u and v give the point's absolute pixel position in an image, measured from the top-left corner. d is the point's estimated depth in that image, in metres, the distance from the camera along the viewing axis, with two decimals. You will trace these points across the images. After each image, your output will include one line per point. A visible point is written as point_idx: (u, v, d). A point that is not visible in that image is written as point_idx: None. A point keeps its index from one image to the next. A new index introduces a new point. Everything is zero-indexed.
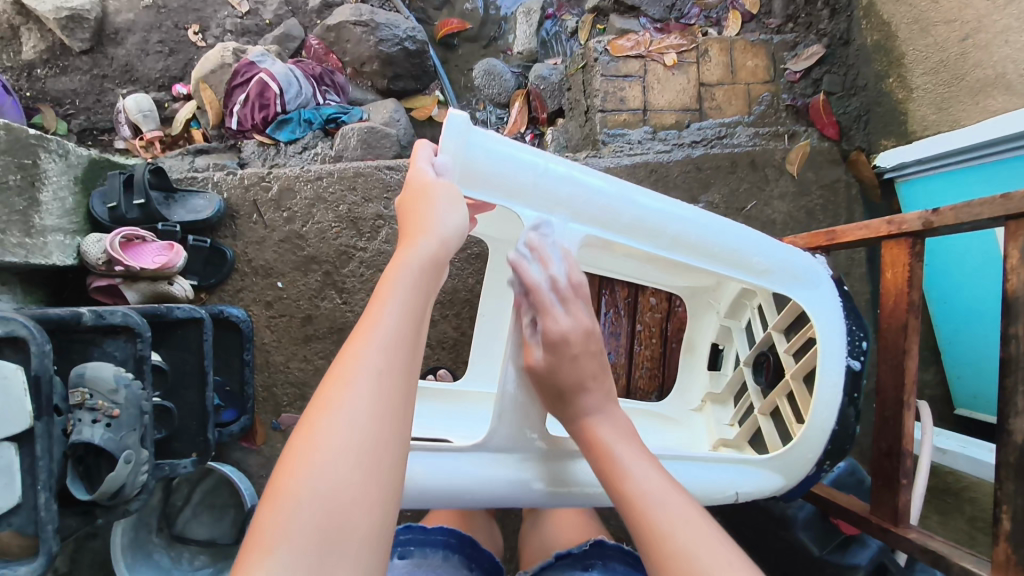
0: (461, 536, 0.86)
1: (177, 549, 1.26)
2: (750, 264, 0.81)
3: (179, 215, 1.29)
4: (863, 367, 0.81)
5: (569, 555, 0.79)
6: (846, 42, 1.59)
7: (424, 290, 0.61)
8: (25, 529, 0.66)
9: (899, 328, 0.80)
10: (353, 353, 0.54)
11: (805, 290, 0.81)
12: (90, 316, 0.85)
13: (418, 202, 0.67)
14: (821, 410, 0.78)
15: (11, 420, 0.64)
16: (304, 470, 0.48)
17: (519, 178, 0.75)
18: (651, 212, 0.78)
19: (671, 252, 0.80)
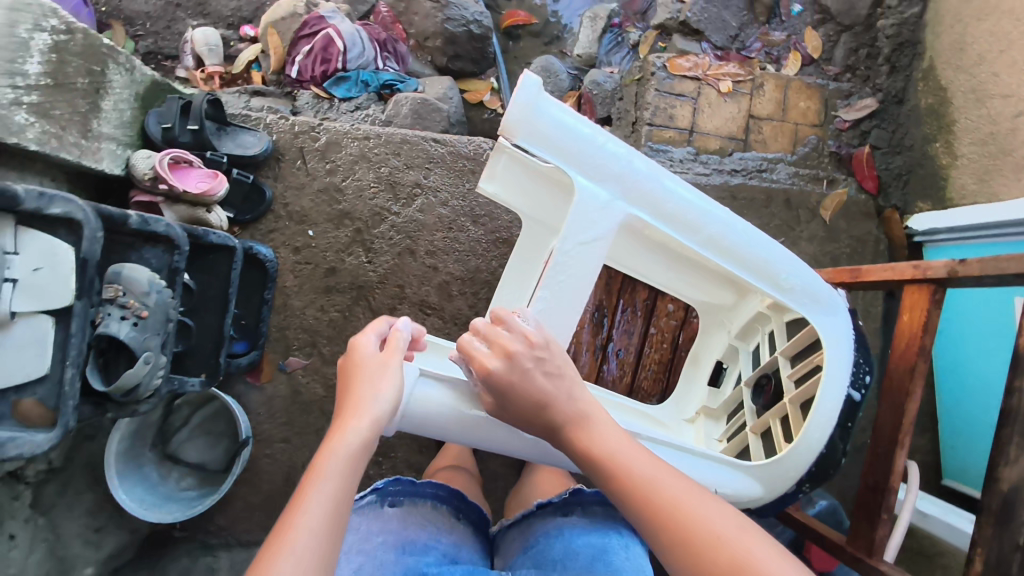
0: (450, 489, 0.91)
1: (165, 467, 1.30)
2: (778, 280, 0.82)
3: (228, 147, 1.33)
4: (861, 398, 0.82)
5: (551, 504, 0.88)
6: (900, 101, 1.62)
7: (352, 463, 0.66)
8: (47, 401, 0.71)
9: (907, 370, 0.82)
10: (285, 532, 0.59)
11: (823, 315, 0.82)
12: (136, 221, 0.86)
13: (353, 376, 0.75)
14: (814, 432, 0.80)
15: (54, 294, 0.69)
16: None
17: (577, 146, 0.77)
18: (694, 207, 0.81)
19: (704, 250, 0.82)
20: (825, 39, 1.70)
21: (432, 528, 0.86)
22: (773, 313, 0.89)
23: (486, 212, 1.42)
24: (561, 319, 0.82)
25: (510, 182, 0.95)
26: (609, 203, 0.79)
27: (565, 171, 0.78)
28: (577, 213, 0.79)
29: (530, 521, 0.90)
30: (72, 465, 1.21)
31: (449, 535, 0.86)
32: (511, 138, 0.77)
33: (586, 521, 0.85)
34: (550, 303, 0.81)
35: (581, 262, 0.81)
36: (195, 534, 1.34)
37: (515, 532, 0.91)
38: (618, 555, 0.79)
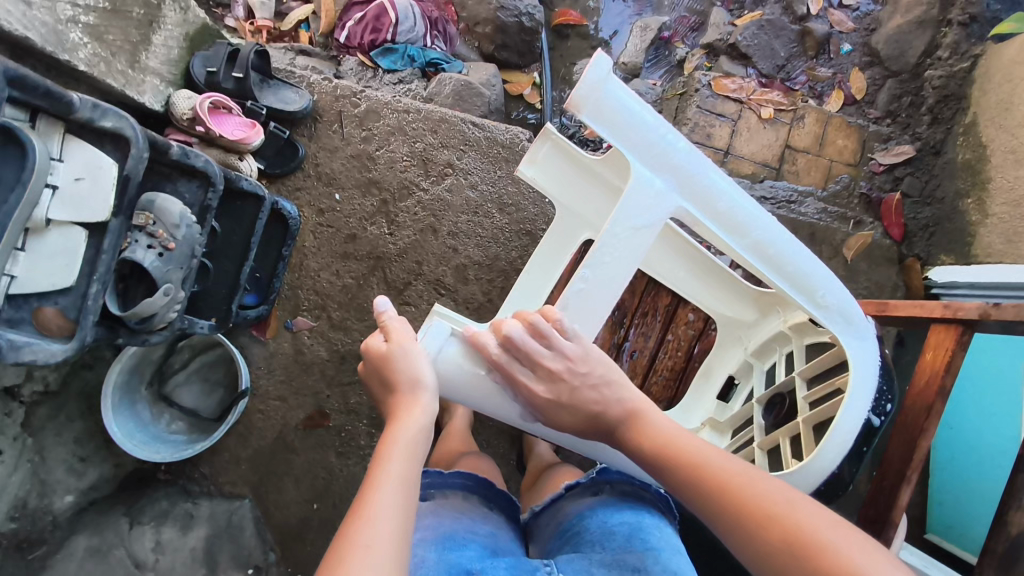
0: (478, 479, 0.91)
1: (158, 408, 1.29)
2: (817, 294, 0.81)
3: (268, 100, 1.31)
4: (879, 425, 0.82)
5: (579, 486, 0.90)
6: (937, 152, 1.62)
7: (417, 445, 0.67)
8: (67, 312, 0.72)
9: (924, 408, 0.88)
10: (364, 504, 0.59)
11: (853, 337, 0.81)
12: (177, 152, 0.86)
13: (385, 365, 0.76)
14: (831, 450, 0.79)
15: (92, 208, 0.70)
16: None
17: (641, 131, 0.77)
18: (744, 209, 0.80)
19: (749, 255, 0.81)
20: (870, 81, 1.70)
21: (467, 518, 0.85)
22: (794, 335, 0.91)
23: (513, 202, 1.42)
24: (600, 300, 0.81)
25: (551, 172, 0.95)
26: (664, 192, 0.79)
27: (624, 154, 0.77)
28: (631, 196, 0.78)
29: (559, 505, 0.91)
30: (67, 392, 1.20)
31: (486, 524, 0.86)
32: (576, 112, 0.75)
33: (615, 498, 0.86)
34: (589, 281, 0.80)
35: (627, 246, 0.80)
36: (178, 479, 1.33)
37: (549, 516, 0.92)
38: (652, 535, 0.79)
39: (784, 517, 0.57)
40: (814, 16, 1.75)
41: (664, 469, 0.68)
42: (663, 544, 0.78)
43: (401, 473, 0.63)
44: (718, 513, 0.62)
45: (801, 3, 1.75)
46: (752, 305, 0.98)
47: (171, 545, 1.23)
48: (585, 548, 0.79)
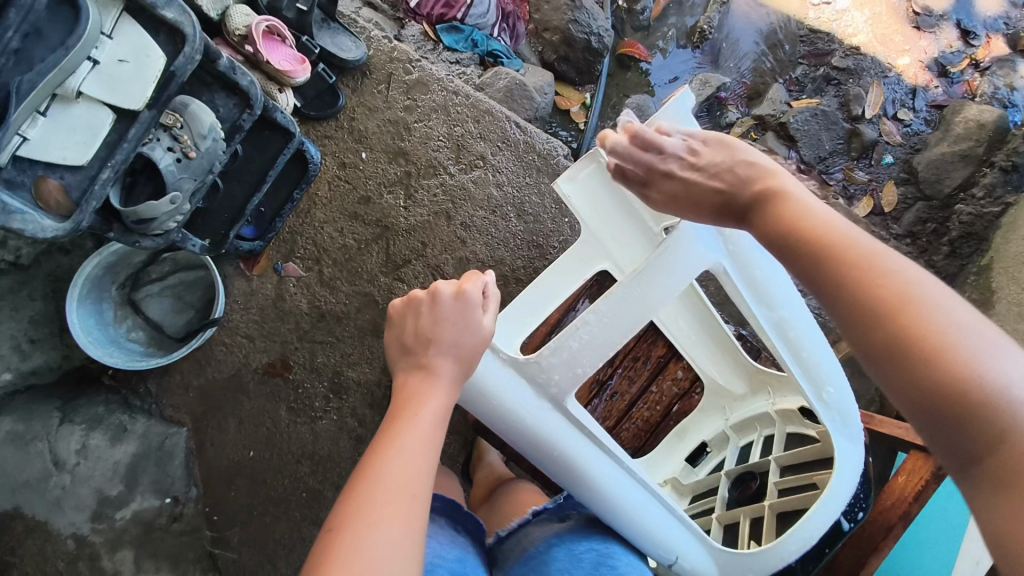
0: (447, 500, 0.89)
1: (123, 312, 1.24)
2: (823, 387, 0.80)
3: (324, 42, 1.29)
4: (848, 530, 0.81)
5: (545, 512, 0.89)
6: (946, 284, 1.63)
7: (449, 397, 0.69)
8: (70, 191, 0.68)
9: (884, 529, 0.94)
10: (383, 453, 0.61)
11: (845, 440, 0.80)
12: (225, 64, 0.83)
13: (437, 318, 0.72)
14: (793, 543, 0.78)
15: (129, 95, 0.67)
16: (362, 531, 0.55)
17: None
18: (779, 282, 0.82)
19: (771, 332, 0.80)
20: (902, 198, 1.73)
21: (434, 539, 0.83)
22: (778, 421, 0.89)
23: (533, 211, 1.40)
24: (608, 339, 0.82)
25: (587, 192, 0.94)
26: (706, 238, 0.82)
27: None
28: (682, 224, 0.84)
29: (527, 529, 0.88)
30: (37, 269, 1.16)
31: (452, 546, 0.84)
32: (649, 139, 0.88)
33: (582, 523, 0.86)
34: (604, 321, 0.81)
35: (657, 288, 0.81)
36: (122, 389, 1.28)
37: (513, 542, 0.88)
38: (620, 561, 0.78)
39: (900, 307, 0.58)
40: (867, 120, 1.78)
41: (797, 246, 0.67)
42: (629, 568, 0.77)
43: (425, 427, 0.65)
44: (846, 290, 0.62)
45: (858, 103, 1.78)
46: (746, 378, 0.95)
47: (95, 452, 1.20)
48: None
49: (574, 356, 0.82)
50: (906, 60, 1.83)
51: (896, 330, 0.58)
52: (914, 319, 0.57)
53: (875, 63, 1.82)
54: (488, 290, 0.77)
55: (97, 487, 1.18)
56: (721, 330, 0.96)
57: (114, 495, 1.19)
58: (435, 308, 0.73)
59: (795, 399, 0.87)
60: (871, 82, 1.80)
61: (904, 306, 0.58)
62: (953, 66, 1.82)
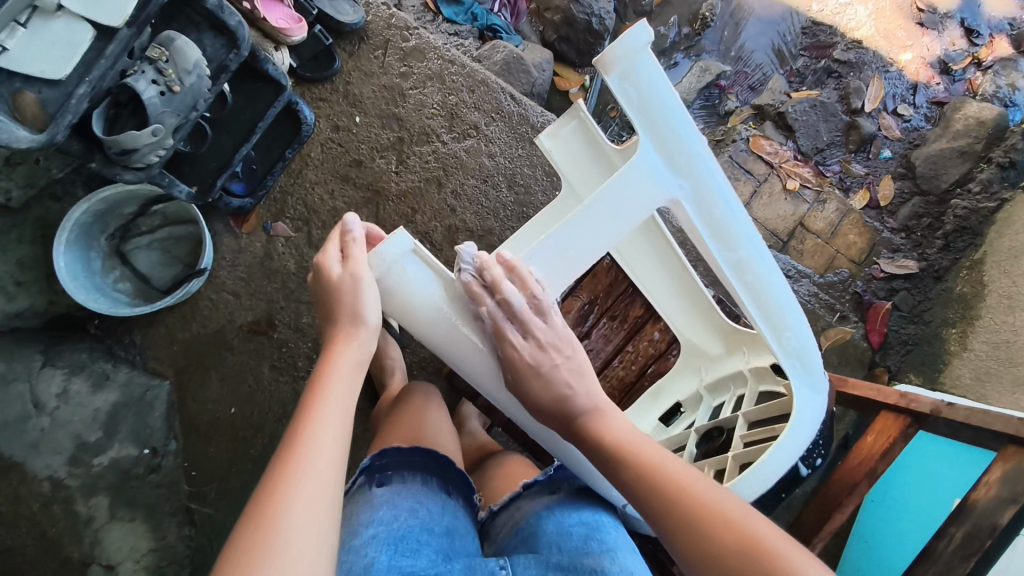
0: (441, 463, 0.88)
1: (111, 262, 1.25)
2: (784, 333, 0.78)
3: (322, 3, 1.30)
4: (806, 475, 0.78)
5: (535, 484, 0.89)
6: (937, 277, 1.61)
7: (358, 359, 0.74)
8: (47, 105, 0.68)
9: (847, 486, 0.94)
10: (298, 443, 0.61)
11: (806, 386, 0.78)
12: (213, 2, 0.84)
13: (344, 289, 0.75)
14: (750, 486, 0.74)
15: (109, 11, 0.68)
16: (293, 469, 0.58)
17: (670, 124, 0.72)
18: (741, 224, 0.76)
19: (730, 274, 0.77)
20: (898, 192, 1.72)
21: (424, 507, 0.83)
22: (752, 379, 0.89)
23: (524, 182, 1.40)
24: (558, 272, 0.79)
25: (569, 148, 0.95)
26: (659, 180, 0.74)
27: (640, 134, 0.72)
28: (628, 177, 0.74)
29: (517, 503, 0.90)
30: (26, 214, 1.17)
31: (442, 516, 0.83)
32: (602, 72, 0.70)
33: (570, 496, 0.86)
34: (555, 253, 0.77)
35: (609, 222, 0.76)
36: (107, 338, 1.29)
37: (504, 515, 0.91)
38: (608, 536, 0.80)
39: (699, 495, 0.63)
40: (866, 114, 1.78)
41: (617, 466, 0.70)
42: (618, 546, 0.79)
43: (340, 414, 0.66)
44: (647, 488, 0.66)
45: (858, 97, 1.78)
46: (722, 339, 0.95)
47: (76, 397, 1.20)
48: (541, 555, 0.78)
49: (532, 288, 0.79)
50: (908, 56, 1.83)
51: (709, 517, 0.61)
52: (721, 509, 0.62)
53: (877, 57, 1.82)
54: (359, 243, 0.78)
55: (75, 432, 1.19)
56: (696, 285, 0.96)
57: (92, 441, 1.20)
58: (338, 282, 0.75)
59: (769, 357, 0.87)
60: (871, 75, 1.80)
61: (697, 495, 0.63)
62: (954, 63, 1.82)
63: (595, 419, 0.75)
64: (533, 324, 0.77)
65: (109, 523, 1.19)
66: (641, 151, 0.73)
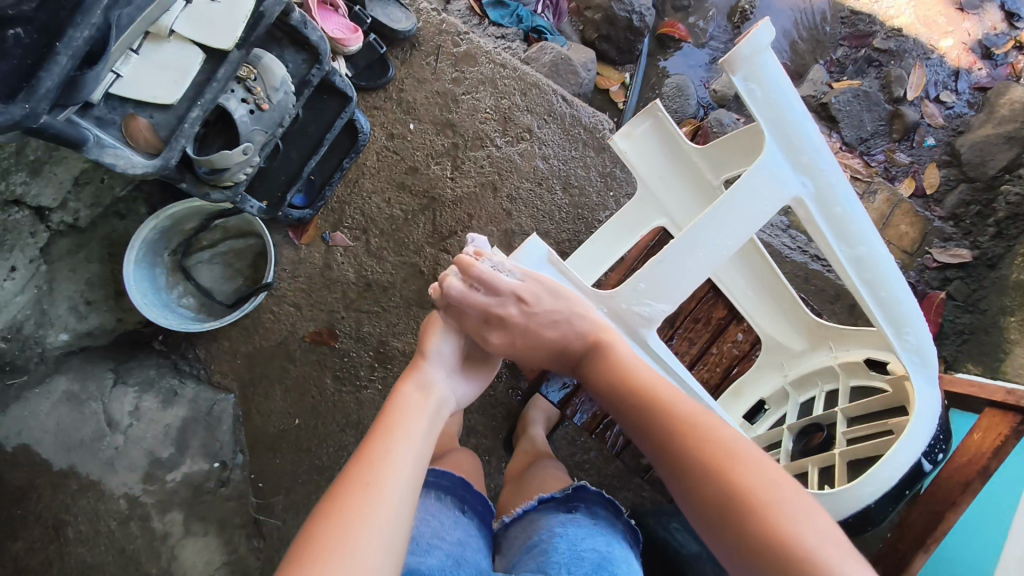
0: (455, 478, 0.82)
1: (174, 278, 1.25)
2: (902, 329, 0.78)
3: (375, 12, 1.30)
4: (929, 471, 0.78)
5: (552, 500, 0.79)
6: (991, 266, 1.59)
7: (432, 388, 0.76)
8: (159, 129, 0.70)
9: (960, 484, 0.84)
10: (367, 456, 0.63)
11: (925, 380, 0.78)
12: (297, 18, 0.84)
13: (424, 330, 0.84)
14: (869, 485, 0.74)
15: (218, 33, 0.69)
16: (367, 478, 0.60)
17: (793, 123, 0.72)
18: (860, 218, 0.76)
19: (851, 270, 0.76)
20: (944, 180, 1.71)
21: (435, 520, 0.76)
22: (842, 374, 0.88)
23: (578, 184, 1.40)
24: (694, 267, 0.76)
25: (644, 150, 0.93)
26: (784, 177, 0.73)
27: (765, 135, 0.72)
28: (756, 174, 0.73)
29: (530, 518, 0.79)
30: (93, 232, 1.17)
31: (454, 529, 0.76)
32: (729, 71, 0.70)
33: (590, 520, 0.76)
34: (686, 251, 0.75)
35: (739, 220, 0.75)
36: (172, 353, 1.30)
37: (516, 530, 0.80)
38: (620, 569, 0.69)
39: (695, 428, 0.65)
40: (909, 102, 1.77)
41: (632, 407, 0.72)
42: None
43: (412, 430, 0.68)
44: (651, 421, 0.69)
45: (900, 85, 1.76)
46: (805, 332, 0.93)
47: (148, 414, 1.21)
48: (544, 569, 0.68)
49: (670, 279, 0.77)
50: (949, 43, 1.81)
51: (702, 451, 0.63)
52: (714, 441, 0.64)
53: (918, 45, 1.80)
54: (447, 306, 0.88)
55: (149, 448, 1.19)
56: (780, 282, 0.93)
57: (164, 457, 1.20)
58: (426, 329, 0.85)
59: (860, 352, 0.86)
60: (913, 63, 1.79)
61: (691, 427, 0.66)
62: (997, 48, 1.79)
63: (601, 354, 0.78)
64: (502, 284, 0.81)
65: (184, 538, 1.18)
66: (768, 152, 0.73)
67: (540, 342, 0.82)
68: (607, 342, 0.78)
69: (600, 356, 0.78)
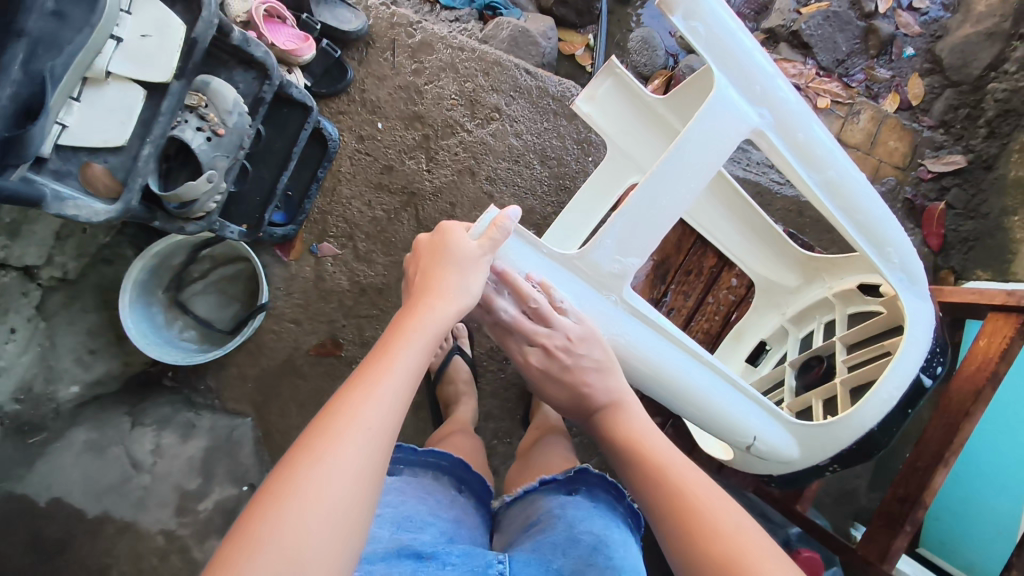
0: (455, 459, 0.81)
1: (172, 313, 1.26)
2: (886, 249, 0.77)
3: (324, 17, 1.28)
4: (929, 386, 0.78)
5: (554, 482, 0.77)
6: (988, 167, 1.56)
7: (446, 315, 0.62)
8: (115, 172, 0.70)
9: (971, 393, 0.83)
10: (372, 369, 0.55)
11: (914, 296, 0.77)
12: (238, 37, 0.83)
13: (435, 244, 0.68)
14: (870, 410, 0.75)
15: (156, 66, 0.68)
16: (335, 418, 0.50)
17: (740, 54, 0.70)
18: (824, 141, 0.74)
19: (822, 194, 0.75)
20: (929, 89, 1.66)
21: (431, 500, 0.75)
22: (838, 303, 0.88)
23: (556, 155, 1.38)
24: (660, 219, 0.72)
25: (609, 110, 0.91)
26: (741, 111, 0.71)
27: (714, 70, 0.70)
28: (712, 112, 0.69)
29: (532, 498, 0.78)
30: (85, 282, 1.18)
31: (450, 509, 0.75)
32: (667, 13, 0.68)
33: (592, 506, 0.74)
34: (653, 204, 0.71)
35: (700, 160, 0.71)
36: (184, 388, 1.30)
37: (518, 509, 0.79)
38: (617, 551, 0.67)
39: (677, 490, 0.61)
40: (881, 15, 1.71)
41: (625, 457, 0.69)
42: (629, 564, 0.67)
43: (402, 363, 0.56)
44: (645, 480, 0.64)
45: None
46: (796, 269, 0.94)
47: (169, 450, 1.23)
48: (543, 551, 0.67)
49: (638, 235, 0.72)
50: None
51: (681, 511, 0.58)
52: (694, 506, 0.58)
53: None
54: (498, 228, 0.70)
55: (176, 483, 1.21)
56: (763, 220, 0.93)
57: (193, 489, 1.21)
58: (438, 239, 0.69)
59: (852, 280, 0.87)
60: None
61: (676, 493, 0.60)
62: None
63: (610, 416, 0.74)
64: (542, 333, 0.74)
65: None
66: (718, 87, 0.70)
67: (561, 389, 0.77)
68: (623, 402, 0.74)
69: (608, 417, 0.74)
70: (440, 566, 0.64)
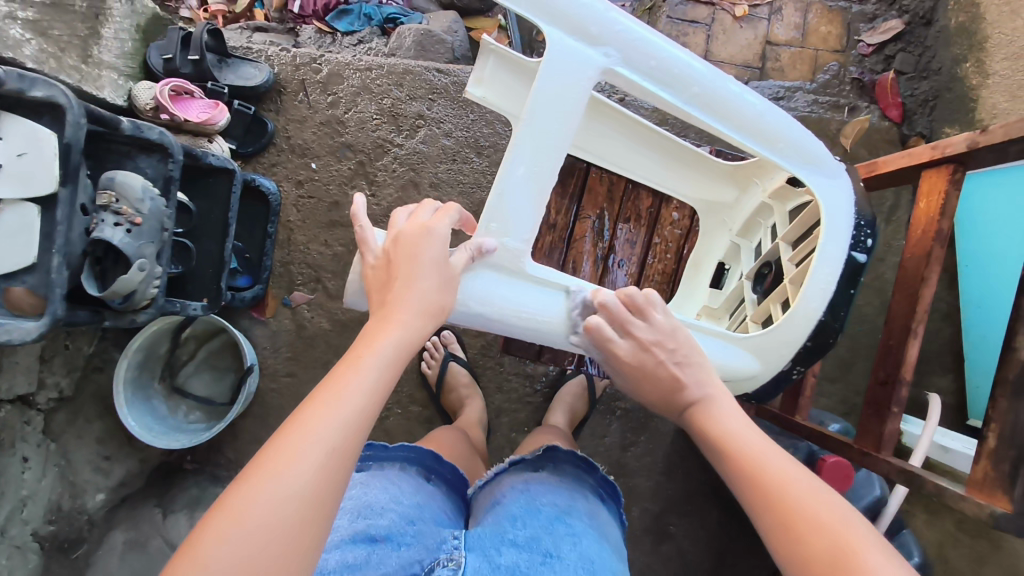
0: (424, 450, 0.82)
1: (173, 400, 1.30)
2: (775, 141, 0.76)
3: (228, 79, 1.29)
4: (865, 261, 0.77)
5: (523, 461, 0.83)
6: (928, 22, 1.50)
7: (408, 331, 0.60)
8: (36, 289, 0.73)
9: (922, 258, 0.81)
10: (338, 384, 0.53)
11: (823, 177, 0.77)
12: (127, 126, 0.84)
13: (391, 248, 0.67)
14: (812, 299, 0.76)
15: (39, 180, 0.71)
16: (286, 439, 0.49)
17: (561, 3, 0.67)
18: (681, 60, 0.72)
19: (694, 110, 0.74)
20: None
21: (393, 488, 0.75)
22: (776, 204, 0.89)
23: (490, 143, 1.38)
24: (538, 180, 0.73)
25: (500, 88, 0.91)
26: (582, 57, 0.70)
27: (543, 27, 0.68)
28: (551, 70, 0.69)
29: (498, 479, 0.82)
30: (81, 395, 1.22)
31: (416, 495, 0.76)
32: None
33: (558, 480, 0.79)
34: (528, 171, 0.72)
35: (558, 117, 0.71)
36: (206, 466, 1.35)
37: (485, 492, 0.82)
38: (579, 520, 0.72)
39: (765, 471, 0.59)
40: None
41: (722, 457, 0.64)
42: (588, 535, 0.70)
43: (359, 382, 0.54)
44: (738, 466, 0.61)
45: None
46: (729, 181, 0.96)
47: None
48: (501, 524, 0.70)
49: (521, 202, 0.73)
50: None
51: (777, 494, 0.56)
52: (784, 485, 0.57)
53: None
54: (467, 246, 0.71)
55: None
56: (680, 146, 0.94)
57: None
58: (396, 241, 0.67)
59: (780, 176, 0.88)
60: None
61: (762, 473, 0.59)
62: None
63: (703, 410, 0.69)
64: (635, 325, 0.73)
65: None
66: (551, 42, 0.68)
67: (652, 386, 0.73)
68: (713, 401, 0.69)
69: (702, 414, 0.69)
70: (395, 548, 0.67)
